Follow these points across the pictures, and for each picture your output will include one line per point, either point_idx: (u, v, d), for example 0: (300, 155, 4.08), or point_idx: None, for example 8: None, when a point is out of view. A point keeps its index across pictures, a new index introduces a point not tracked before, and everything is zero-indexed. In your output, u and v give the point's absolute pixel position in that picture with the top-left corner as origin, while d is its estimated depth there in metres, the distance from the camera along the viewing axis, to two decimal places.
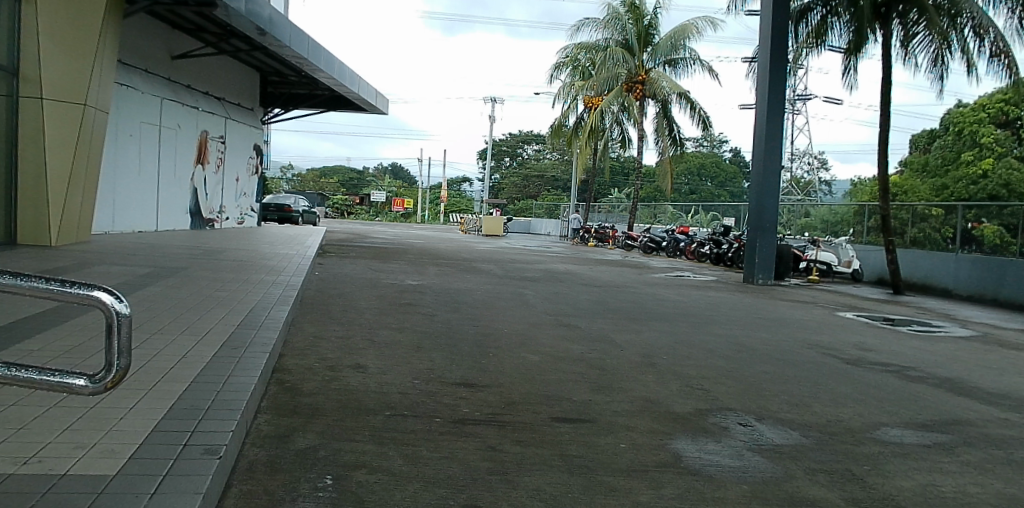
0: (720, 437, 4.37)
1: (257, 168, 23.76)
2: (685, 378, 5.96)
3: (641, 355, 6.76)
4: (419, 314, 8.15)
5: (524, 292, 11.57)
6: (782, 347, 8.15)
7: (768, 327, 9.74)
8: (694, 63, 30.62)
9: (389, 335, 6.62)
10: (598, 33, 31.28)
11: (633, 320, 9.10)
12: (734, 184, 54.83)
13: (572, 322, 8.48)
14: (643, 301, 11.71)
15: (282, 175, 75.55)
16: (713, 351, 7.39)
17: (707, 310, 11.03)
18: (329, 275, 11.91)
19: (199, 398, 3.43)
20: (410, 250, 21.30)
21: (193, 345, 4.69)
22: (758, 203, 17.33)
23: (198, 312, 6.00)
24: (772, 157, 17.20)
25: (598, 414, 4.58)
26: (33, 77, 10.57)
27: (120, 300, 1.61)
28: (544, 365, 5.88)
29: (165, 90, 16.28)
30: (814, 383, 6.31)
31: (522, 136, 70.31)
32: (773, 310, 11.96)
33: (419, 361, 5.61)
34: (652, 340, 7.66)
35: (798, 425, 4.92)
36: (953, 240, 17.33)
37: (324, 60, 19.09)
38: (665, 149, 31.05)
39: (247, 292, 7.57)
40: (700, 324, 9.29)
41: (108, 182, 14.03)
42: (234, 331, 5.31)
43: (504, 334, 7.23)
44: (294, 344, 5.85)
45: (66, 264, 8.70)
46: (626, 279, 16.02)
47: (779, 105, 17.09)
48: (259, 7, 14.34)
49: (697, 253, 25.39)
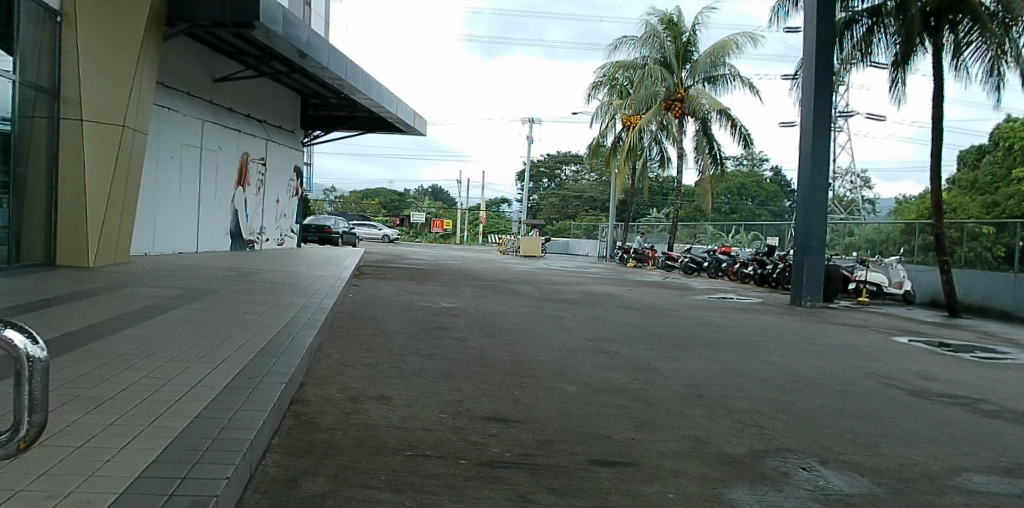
0: (781, 485, 3.83)
1: (297, 189, 24.07)
2: (737, 412, 5.43)
3: (687, 386, 6.24)
4: (450, 339, 7.82)
5: (561, 315, 11.13)
6: (843, 376, 7.48)
7: (823, 354, 9.05)
8: (735, 80, 29.88)
9: (418, 363, 6.29)
10: (636, 51, 30.95)
11: (677, 346, 8.57)
12: (776, 203, 53.34)
13: (611, 348, 8.01)
14: (685, 325, 11.12)
15: (326, 198, 77.35)
16: (766, 381, 6.81)
17: (755, 335, 10.36)
18: (362, 297, 11.71)
19: (197, 439, 3.15)
20: (445, 271, 21.14)
21: (207, 374, 4.46)
22: (804, 221, 16.53)
23: (220, 336, 5.81)
24: (819, 173, 16.39)
25: (642, 456, 4.10)
26: (74, 99, 10.88)
27: (34, 342, 1.42)
28: (581, 397, 5.44)
29: (206, 113, 16.62)
30: (883, 418, 5.69)
31: (561, 157, 70.20)
32: (825, 335, 11.21)
33: (447, 391, 5.24)
34: (699, 369, 7.12)
35: (870, 470, 4.33)
36: (1006, 259, 16.35)
37: (363, 82, 19.23)
38: (705, 168, 30.34)
39: (274, 315, 7.39)
40: (749, 351, 8.67)
41: (149, 204, 14.27)
42: (255, 357, 5.09)
43: (539, 362, 6.82)
44: (318, 372, 5.56)
45: (100, 286, 8.70)
46: (667, 301, 15.41)
47: (827, 120, 16.32)
48: (297, 28, 14.49)
49: (740, 274, 24.51)
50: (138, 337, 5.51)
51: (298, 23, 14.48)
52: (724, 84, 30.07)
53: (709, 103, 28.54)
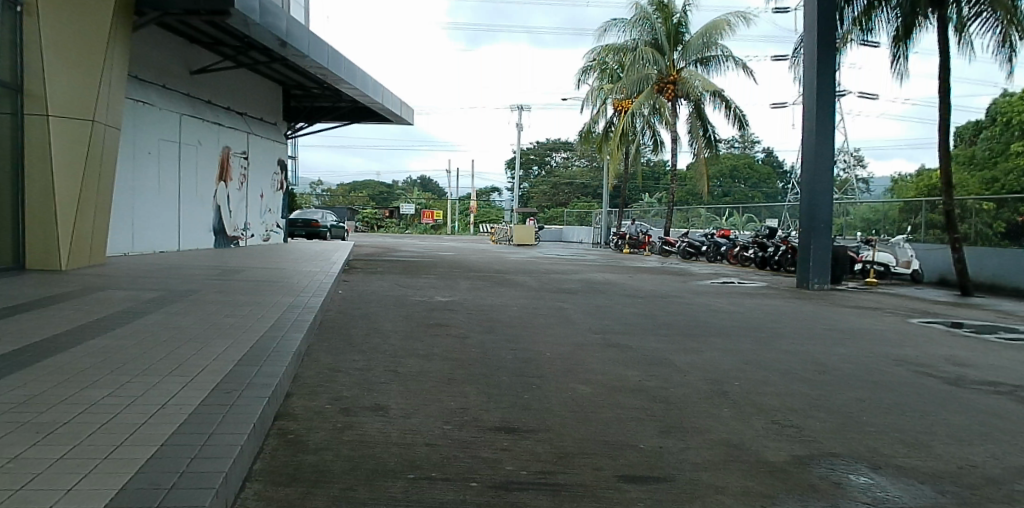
0: (837, 496, 3.35)
1: (282, 183, 23.40)
2: (768, 411, 4.96)
3: (709, 382, 5.76)
4: (449, 336, 7.32)
5: (563, 306, 10.63)
6: (869, 365, 7.02)
7: (841, 340, 8.59)
8: (728, 61, 29.34)
9: (416, 365, 5.78)
10: (627, 33, 30.30)
11: (689, 337, 8.10)
12: (768, 185, 53.08)
13: (621, 341, 7.54)
14: (693, 312, 10.67)
15: (314, 191, 76.49)
16: (790, 373, 6.34)
17: (766, 322, 9.91)
18: (353, 294, 11.19)
19: (163, 475, 2.63)
20: (439, 263, 20.61)
21: (180, 388, 3.92)
22: (809, 201, 16.08)
23: (198, 344, 5.26)
24: (823, 152, 15.91)
25: (675, 469, 3.61)
26: (38, 93, 10.20)
27: None
28: (596, 399, 4.96)
29: (184, 106, 15.93)
30: (925, 412, 5.22)
31: (551, 144, 69.52)
32: (838, 319, 10.77)
33: (449, 398, 4.74)
34: (716, 362, 6.65)
35: (929, 472, 3.83)
36: (1006, 236, 16.20)
37: (346, 70, 18.54)
38: (700, 151, 29.86)
39: (258, 317, 6.86)
40: (765, 340, 8.21)
41: (127, 202, 13.64)
42: (235, 366, 4.56)
43: (546, 359, 6.34)
44: (305, 381, 5.04)
45: (72, 291, 8.14)
46: (670, 288, 14.95)
47: (829, 97, 15.85)
48: (276, 16, 13.81)
49: (739, 257, 24.12)
50: (105, 348, 4.95)
51: (277, 11, 13.82)
52: (717, 65, 29.55)
53: (702, 85, 28.05)
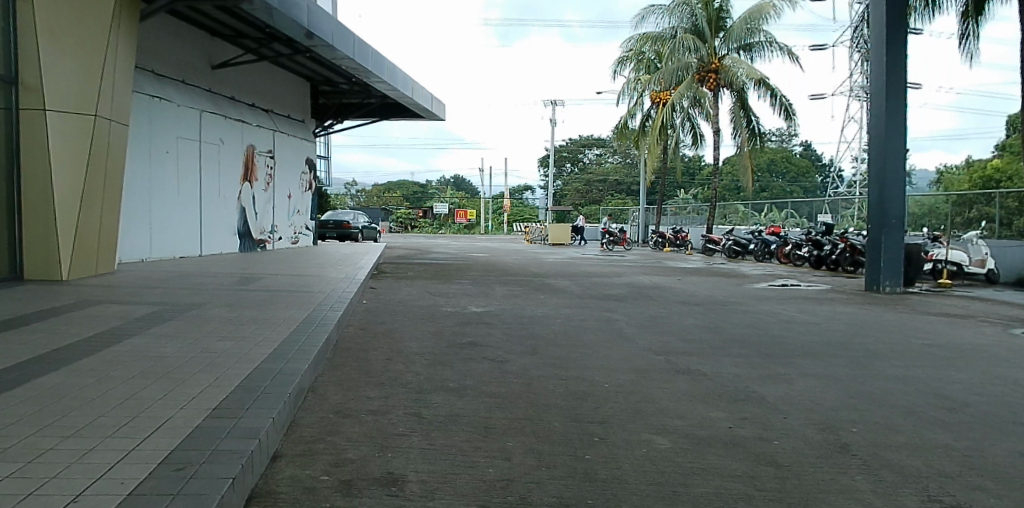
0: None
1: (311, 184, 22.70)
2: (917, 480, 3.63)
3: (821, 429, 4.44)
4: (484, 360, 6.17)
5: (613, 317, 9.38)
6: (1005, 397, 5.58)
7: (952, 359, 7.15)
8: (772, 47, 27.43)
9: (445, 404, 4.64)
10: (665, 21, 28.58)
11: (771, 358, 6.80)
12: (807, 179, 50.87)
13: (690, 365, 6.31)
14: (761, 322, 9.34)
15: (349, 192, 76.92)
16: (917, 413, 4.96)
17: (850, 335, 8.46)
18: (379, 303, 10.19)
19: None
20: (471, 265, 19.61)
21: (115, 461, 2.83)
22: (879, 194, 14.38)
23: (171, 382, 4.23)
24: (894, 139, 14.20)
25: None
26: (34, 85, 9.36)
27: None
28: (682, 461, 3.71)
29: (205, 102, 15.23)
30: None
31: (583, 141, 68.20)
32: (930, 330, 9.27)
33: (487, 461, 3.56)
34: (816, 396, 5.32)
35: None
36: None
37: (373, 62, 17.55)
38: (743, 144, 28.15)
39: (262, 340, 5.83)
40: (863, 361, 6.81)
41: (141, 204, 12.92)
42: (204, 420, 3.48)
43: (604, 393, 5.14)
44: (301, 434, 3.91)
45: (63, 306, 7.29)
46: (725, 292, 13.55)
47: (901, 78, 14.14)
48: (297, 4, 12.82)
49: (790, 255, 22.44)
50: (52, 391, 3.93)
51: None
52: (760, 52, 27.69)
53: (745, 73, 26.43)
